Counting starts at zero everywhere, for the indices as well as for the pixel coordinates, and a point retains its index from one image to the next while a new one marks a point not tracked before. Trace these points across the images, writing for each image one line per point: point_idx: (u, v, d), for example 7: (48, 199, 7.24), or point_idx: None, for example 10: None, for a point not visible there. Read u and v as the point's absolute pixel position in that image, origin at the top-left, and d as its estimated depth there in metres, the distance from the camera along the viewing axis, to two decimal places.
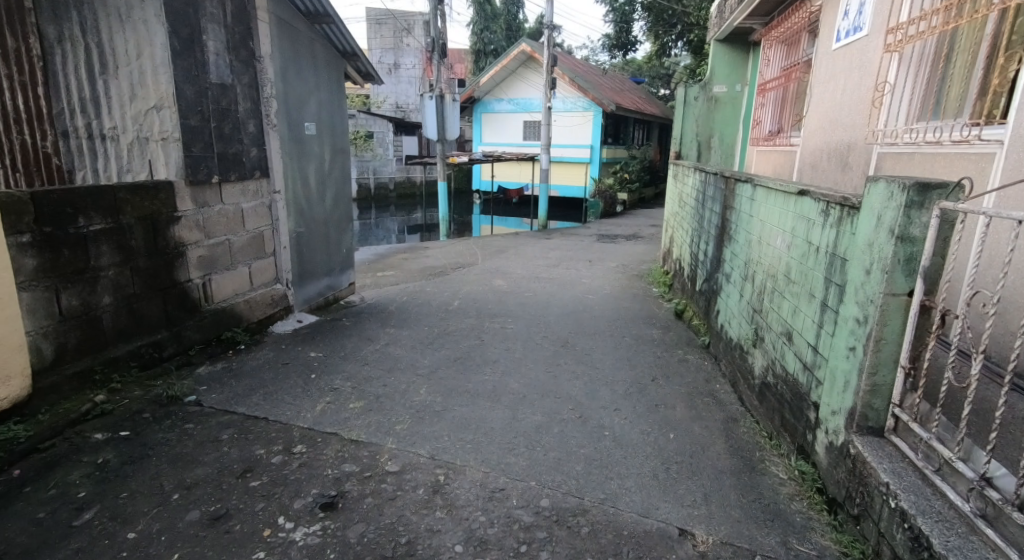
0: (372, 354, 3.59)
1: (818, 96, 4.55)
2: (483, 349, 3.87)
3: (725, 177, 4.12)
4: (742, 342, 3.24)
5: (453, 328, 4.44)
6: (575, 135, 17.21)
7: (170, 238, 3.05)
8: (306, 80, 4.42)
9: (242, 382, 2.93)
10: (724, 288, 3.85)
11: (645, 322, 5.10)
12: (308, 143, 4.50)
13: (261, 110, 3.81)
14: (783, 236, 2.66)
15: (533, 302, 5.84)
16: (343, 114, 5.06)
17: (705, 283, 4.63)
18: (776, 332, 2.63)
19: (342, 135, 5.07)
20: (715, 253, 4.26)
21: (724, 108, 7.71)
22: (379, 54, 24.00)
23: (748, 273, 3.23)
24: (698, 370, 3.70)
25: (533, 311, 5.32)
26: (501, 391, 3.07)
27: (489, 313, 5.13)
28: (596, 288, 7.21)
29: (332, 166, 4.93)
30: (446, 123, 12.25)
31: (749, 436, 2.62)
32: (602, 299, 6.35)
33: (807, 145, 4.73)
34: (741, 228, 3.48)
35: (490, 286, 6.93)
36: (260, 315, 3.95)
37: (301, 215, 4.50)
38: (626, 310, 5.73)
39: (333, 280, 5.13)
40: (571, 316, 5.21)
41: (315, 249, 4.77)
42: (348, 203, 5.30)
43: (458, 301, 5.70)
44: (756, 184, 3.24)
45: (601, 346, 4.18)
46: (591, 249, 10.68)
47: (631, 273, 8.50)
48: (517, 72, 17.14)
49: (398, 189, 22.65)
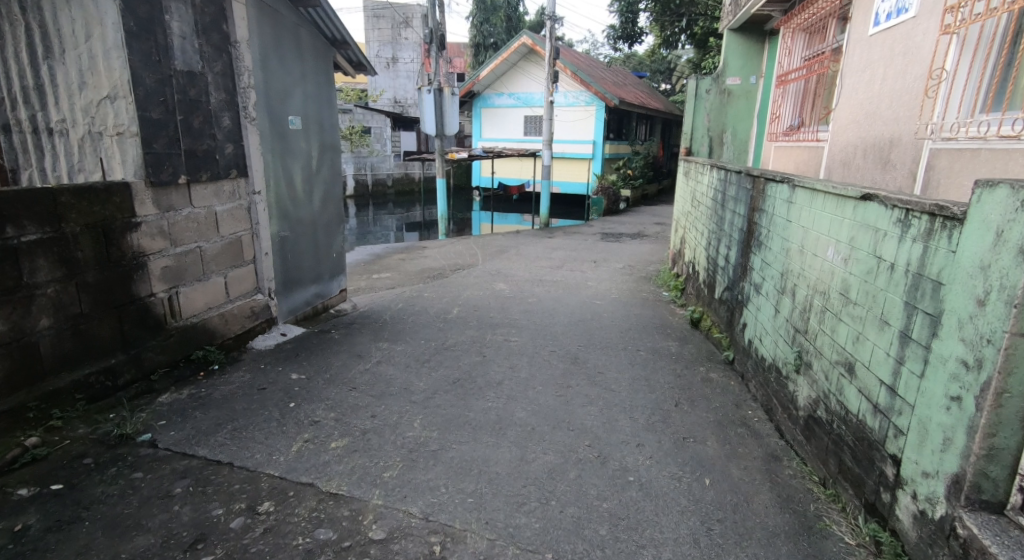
0: (362, 376, 3.20)
1: (850, 86, 4.16)
2: (486, 369, 3.48)
3: (753, 177, 3.73)
4: (780, 364, 2.86)
5: (452, 341, 4.06)
6: (577, 130, 16.80)
7: (127, 248, 2.67)
8: (291, 69, 4.02)
9: (208, 414, 2.54)
10: (753, 300, 3.47)
11: (660, 333, 4.70)
12: (293, 138, 4.11)
13: (237, 101, 3.41)
14: (836, 247, 2.28)
15: (538, 309, 5.46)
16: (333, 108, 4.67)
17: (726, 292, 4.25)
18: (829, 360, 2.26)
19: (332, 131, 4.68)
20: (740, 259, 3.88)
21: (737, 102, 7.30)
22: (376, 48, 23.56)
23: (787, 287, 2.85)
24: (725, 392, 3.33)
25: (538, 320, 4.93)
26: (506, 423, 2.69)
27: (491, 323, 4.74)
28: (603, 292, 6.83)
29: (320, 164, 4.53)
30: (445, 118, 11.90)
31: (797, 482, 2.26)
32: (610, 305, 5.95)
33: (838, 141, 4.33)
34: (775, 234, 3.10)
35: (491, 291, 6.54)
36: (238, 329, 3.55)
37: (285, 217, 4.11)
38: (637, 318, 5.34)
39: (323, 288, 4.74)
40: (580, 326, 4.82)
41: (302, 254, 4.38)
42: (339, 204, 4.91)
43: (457, 309, 5.30)
44: (795, 185, 2.86)
45: (615, 362, 3.79)
46: (595, 248, 10.30)
47: (639, 275, 8.11)
48: (517, 65, 16.71)
49: (396, 186, 22.26)
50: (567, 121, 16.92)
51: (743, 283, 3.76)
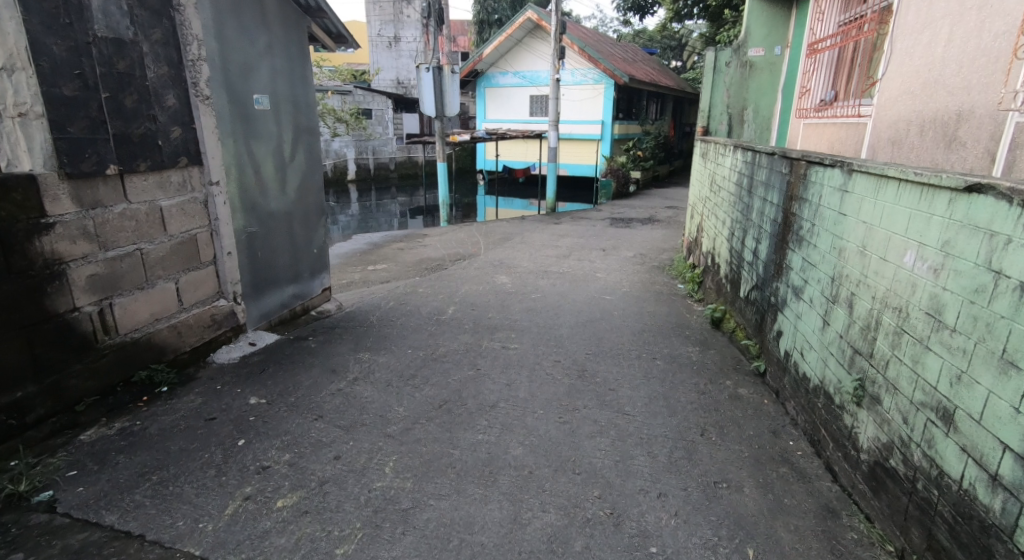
0: (332, 400, 2.73)
1: (902, 51, 3.63)
2: (479, 388, 3.00)
3: (790, 159, 3.20)
4: (827, 388, 2.39)
5: (443, 350, 3.59)
6: (586, 110, 16.14)
7: (35, 255, 2.23)
8: (254, 38, 3.51)
9: (133, 459, 2.06)
10: (790, 304, 2.98)
11: (678, 337, 4.20)
12: (260, 120, 3.61)
13: (183, 76, 2.92)
14: (919, 252, 1.79)
15: (542, 307, 4.98)
16: (308, 85, 4.15)
17: (754, 290, 3.75)
18: (906, 397, 1.78)
19: (308, 111, 4.17)
20: (774, 255, 3.36)
21: (760, 74, 6.80)
22: (378, 26, 22.83)
23: (839, 295, 2.35)
24: (759, 413, 2.84)
25: (541, 322, 4.44)
26: (498, 466, 2.21)
27: (489, 326, 4.26)
28: (613, 285, 6.32)
29: (295, 148, 4.04)
30: (445, 97, 11.31)
31: (866, 553, 1.81)
32: (621, 302, 5.45)
33: (886, 116, 3.81)
34: (823, 229, 2.59)
35: (492, 285, 6.05)
36: (195, 342, 3.08)
37: (253, 210, 3.62)
38: (652, 317, 4.83)
39: (302, 288, 4.26)
40: (588, 328, 4.33)
41: (277, 251, 3.91)
42: (320, 192, 4.42)
43: (453, 309, 4.82)
44: (851, 170, 2.35)
45: (629, 376, 3.30)
46: (603, 235, 9.75)
47: (652, 265, 7.57)
48: (522, 42, 16.03)
49: (400, 170, 21.74)
50: (574, 100, 16.27)
51: (777, 283, 3.26)
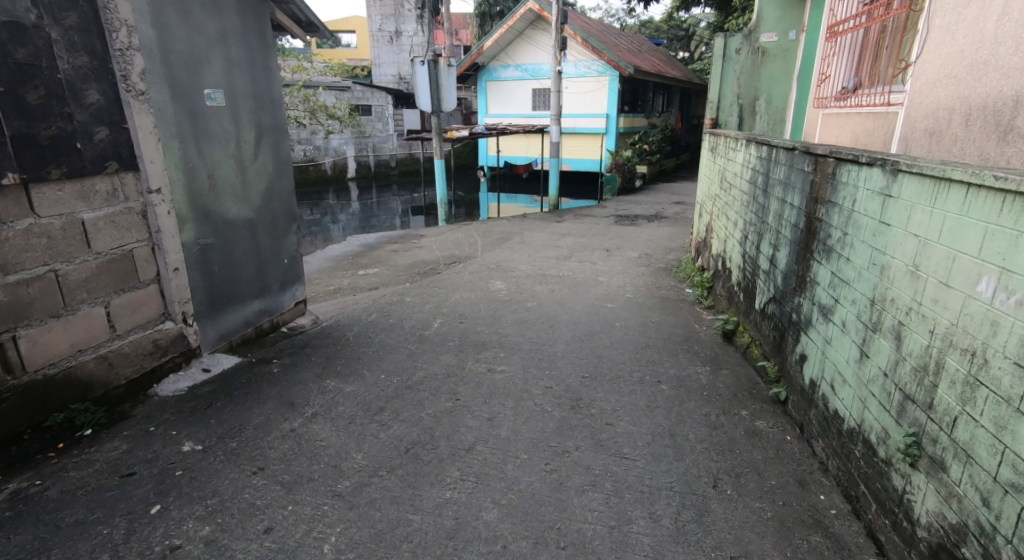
0: (280, 444, 2.33)
1: (941, 30, 3.21)
2: (454, 424, 2.60)
3: (815, 155, 2.77)
4: (866, 434, 1.97)
5: (420, 376, 3.20)
6: (590, 103, 15.66)
7: None
8: (203, 25, 3.11)
9: (11, 540, 1.75)
10: (816, 326, 2.57)
11: (686, 356, 3.77)
12: (212, 118, 3.22)
13: (108, 68, 2.55)
14: (1003, 283, 1.38)
15: (537, 318, 4.59)
16: (273, 78, 3.74)
17: (773, 303, 3.33)
18: (986, 471, 1.37)
19: (273, 108, 3.76)
20: (797, 266, 2.93)
21: (774, 62, 6.41)
22: (379, 21, 22.38)
23: (882, 322, 1.93)
24: (782, 455, 2.42)
25: (534, 337, 4.03)
26: (464, 540, 1.83)
27: (475, 343, 3.86)
28: (615, 290, 5.90)
29: (257, 149, 3.64)
30: (441, 92, 10.87)
31: None
32: (624, 310, 5.02)
33: (924, 105, 3.38)
34: (860, 241, 2.16)
35: (485, 292, 5.65)
36: (131, 373, 2.73)
37: (206, 219, 3.22)
38: (656, 329, 4.40)
39: (271, 302, 3.86)
40: (585, 344, 3.92)
41: (238, 264, 3.52)
42: (289, 197, 4.02)
43: (439, 322, 4.42)
44: (897, 170, 1.93)
45: (629, 406, 2.88)
46: (606, 233, 9.31)
47: (657, 266, 7.14)
48: (523, 33, 15.57)
49: (401, 167, 21.38)
50: (577, 93, 15.79)
51: (799, 297, 2.85)
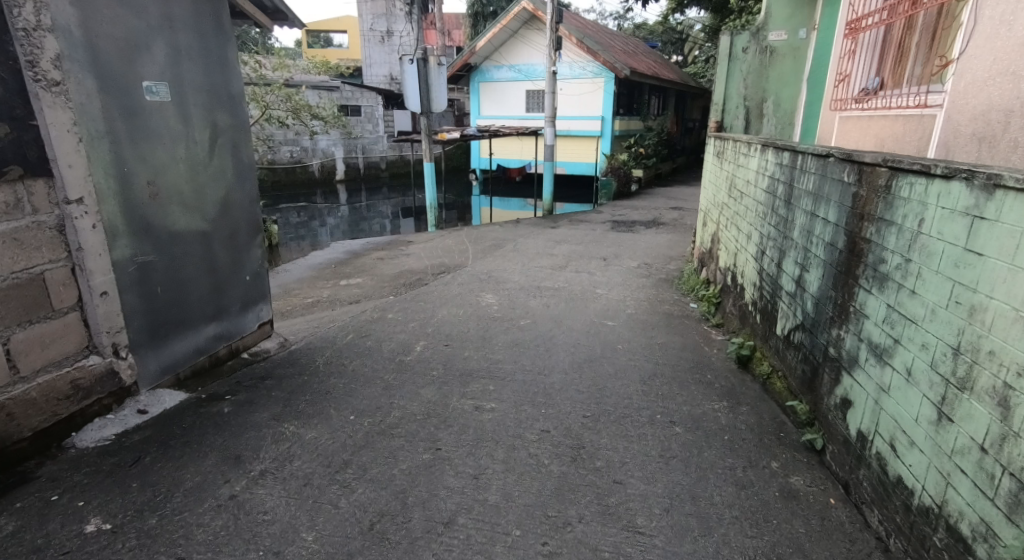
0: (212, 521, 1.91)
1: (993, 21, 2.86)
2: (430, 485, 2.17)
3: (859, 163, 2.37)
4: (953, 521, 1.57)
5: (395, 416, 2.76)
6: (584, 105, 15.30)
7: None
8: (143, 7, 2.67)
9: None
10: (863, 367, 2.17)
11: (700, 388, 3.33)
12: (155, 117, 2.77)
13: (10, 53, 2.14)
14: None
15: (531, 339, 4.17)
16: (231, 71, 3.28)
17: (800, 330, 2.93)
18: None
19: (231, 105, 3.29)
20: (834, 291, 2.52)
21: (783, 62, 6.04)
22: (370, 21, 21.94)
23: (975, 381, 1.53)
24: (827, 526, 2.01)
25: (528, 364, 3.60)
26: None
27: (461, 373, 3.42)
28: (615, 305, 5.48)
29: (212, 152, 3.19)
30: (431, 92, 10.44)
31: None
32: (626, 329, 4.61)
33: (971, 106, 3.00)
34: (934, 272, 1.75)
35: (475, 308, 5.21)
36: (40, 422, 2.31)
37: (147, 233, 2.76)
38: (663, 354, 3.98)
39: (230, 325, 3.41)
40: (586, 374, 3.48)
41: (190, 284, 3.06)
42: (252, 206, 3.56)
43: (422, 346, 3.96)
44: (996, 189, 1.52)
45: (639, 457, 2.46)
46: (604, 241, 8.88)
47: (658, 277, 6.73)
48: (517, 33, 15.14)
49: (391, 169, 20.91)
50: (572, 95, 15.41)
51: (837, 329, 2.44)
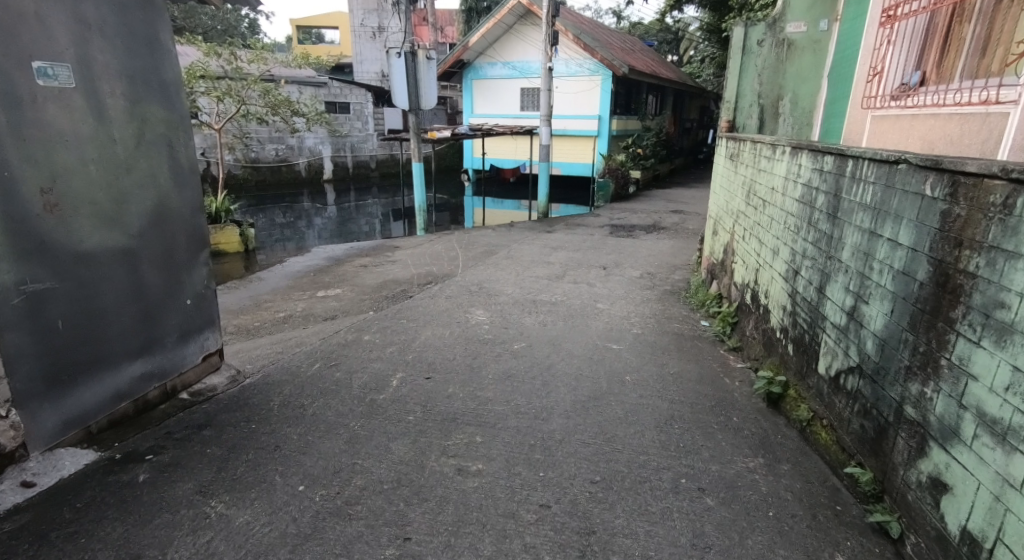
0: None
1: None
2: None
3: (952, 172, 1.84)
4: None
5: (357, 484, 2.26)
6: (581, 104, 14.79)
7: None
8: None
9: None
10: (966, 444, 1.66)
11: (728, 438, 2.80)
12: (52, 109, 2.25)
13: None
14: None
15: (524, 369, 3.64)
16: (163, 52, 2.74)
17: (854, 375, 2.39)
18: None
19: (163, 95, 2.75)
20: (910, 334, 2.00)
21: (802, 56, 5.55)
22: (361, 16, 21.33)
23: None
24: None
25: (522, 404, 3.07)
26: None
27: (443, 418, 2.89)
28: (619, 323, 4.95)
29: (140, 151, 2.64)
30: (420, 88, 9.89)
31: None
32: (633, 355, 4.07)
33: None
34: None
35: (463, 326, 4.67)
36: None
37: (41, 253, 2.23)
38: (678, 389, 3.44)
39: (164, 362, 2.85)
40: (591, 418, 2.95)
41: (108, 314, 2.52)
42: (195, 215, 3.00)
43: (399, 380, 3.39)
44: None
45: (666, 551, 1.97)
46: (602, 247, 8.35)
47: (663, 289, 6.21)
48: (512, 29, 14.58)
49: (381, 168, 20.32)
50: (568, 93, 14.88)
51: (917, 384, 1.92)
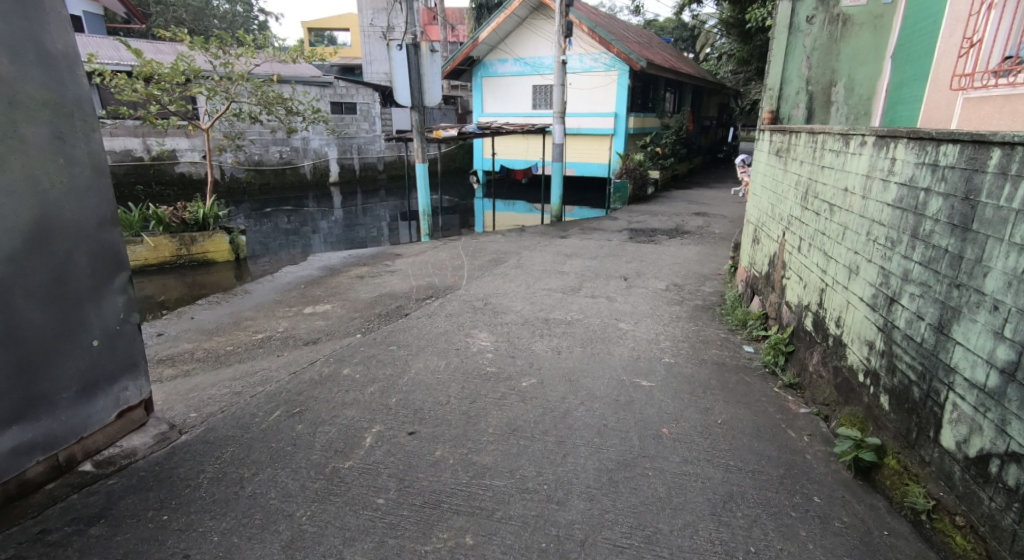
0: None
1: None
2: None
3: None
4: None
5: None
6: (596, 100, 13.99)
7: None
8: None
9: None
10: None
11: (814, 536, 2.04)
12: None
13: None
14: None
15: (533, 419, 2.88)
16: (49, 14, 2.03)
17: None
18: None
19: (44, 70, 2.03)
20: None
21: (859, 34, 4.80)
22: (370, 15, 20.76)
23: None
24: None
25: (529, 478, 2.32)
26: None
27: (422, 503, 2.15)
28: (647, 348, 4.18)
29: (11, 147, 1.94)
30: (423, 82, 9.21)
31: None
32: (669, 395, 3.30)
33: None
34: None
35: (462, 354, 3.94)
36: None
37: None
38: (733, 448, 2.66)
39: (58, 427, 2.15)
40: (623, 501, 2.19)
41: None
42: (109, 232, 2.29)
43: (374, 438, 2.64)
44: None
45: None
46: (623, 254, 7.57)
47: (694, 304, 5.41)
48: (525, 23, 13.89)
49: (389, 170, 19.69)
50: (583, 88, 14.09)
51: None
